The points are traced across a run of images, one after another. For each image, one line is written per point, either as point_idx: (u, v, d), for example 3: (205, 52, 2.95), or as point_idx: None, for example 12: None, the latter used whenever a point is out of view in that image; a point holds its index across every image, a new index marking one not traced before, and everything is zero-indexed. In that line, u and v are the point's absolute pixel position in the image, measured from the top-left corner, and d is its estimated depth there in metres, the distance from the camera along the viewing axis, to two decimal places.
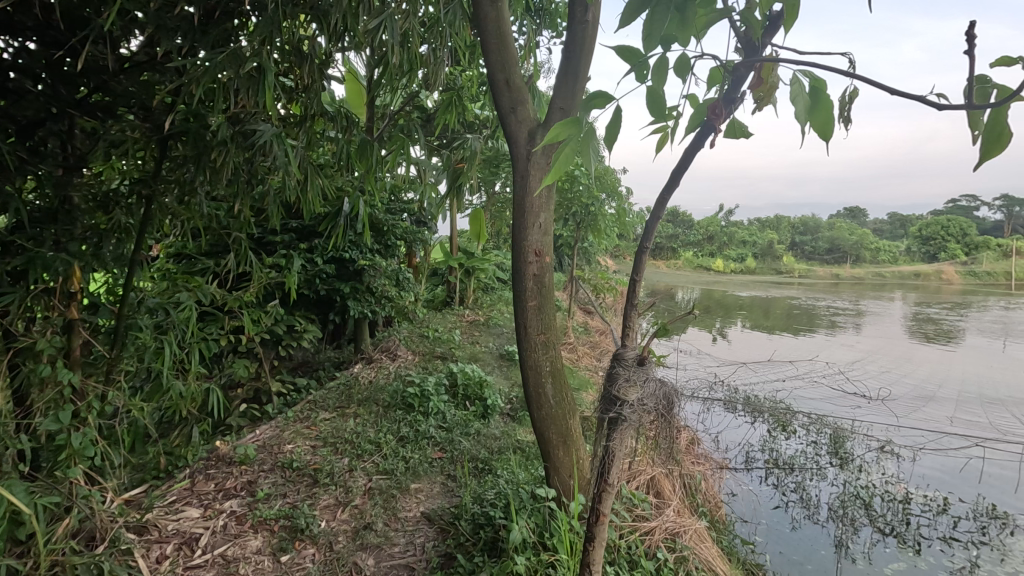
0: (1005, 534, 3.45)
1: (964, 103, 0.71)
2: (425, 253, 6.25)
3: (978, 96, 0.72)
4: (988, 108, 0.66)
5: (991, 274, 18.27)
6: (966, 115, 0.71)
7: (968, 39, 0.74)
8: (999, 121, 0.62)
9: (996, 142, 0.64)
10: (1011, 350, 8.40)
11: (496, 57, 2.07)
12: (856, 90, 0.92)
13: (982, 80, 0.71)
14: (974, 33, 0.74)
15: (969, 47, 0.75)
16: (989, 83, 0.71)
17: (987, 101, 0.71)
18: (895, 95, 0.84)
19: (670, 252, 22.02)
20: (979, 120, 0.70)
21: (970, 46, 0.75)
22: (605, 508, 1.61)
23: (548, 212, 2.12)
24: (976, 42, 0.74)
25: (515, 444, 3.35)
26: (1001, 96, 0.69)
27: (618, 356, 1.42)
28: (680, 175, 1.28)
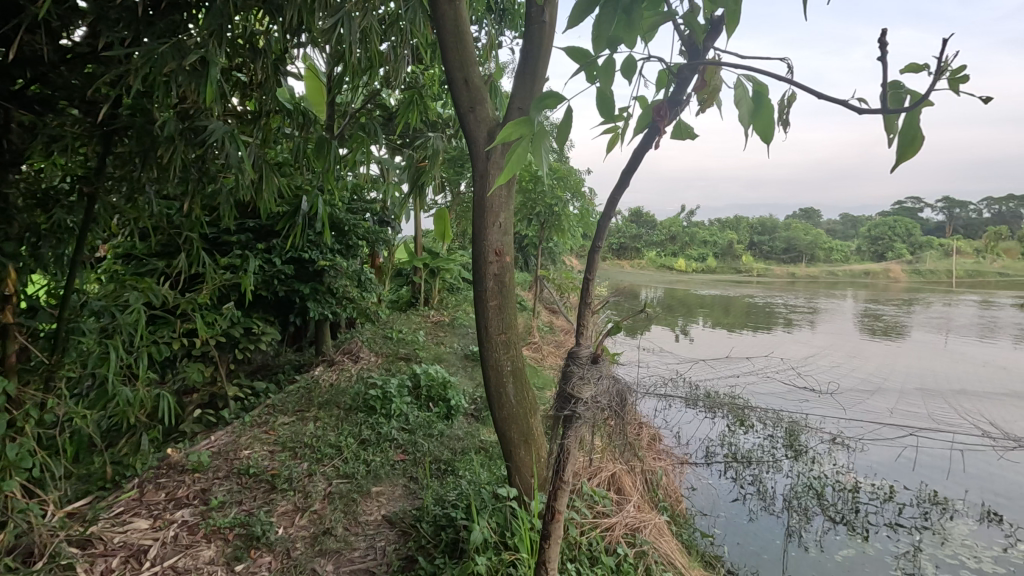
0: (945, 518, 3.63)
1: (881, 107, 0.75)
2: (389, 253, 6.17)
3: (891, 99, 0.77)
4: (902, 112, 0.70)
5: (935, 272, 19.22)
6: (883, 118, 0.75)
7: (879, 46, 0.79)
8: (911, 124, 0.66)
9: (909, 144, 0.67)
10: (952, 344, 8.86)
11: (453, 56, 2.07)
12: (793, 93, 0.96)
13: (894, 84, 0.76)
14: (886, 39, 0.79)
15: (882, 52, 0.80)
16: (902, 87, 0.76)
17: (899, 104, 0.76)
18: (823, 99, 0.88)
19: (635, 252, 22.37)
20: (894, 123, 0.75)
21: (885, 53, 0.80)
22: (560, 506, 1.62)
23: (508, 212, 2.12)
24: (887, 48, 0.78)
25: (478, 444, 3.35)
26: (910, 99, 0.73)
27: (574, 354, 1.43)
28: (630, 177, 1.30)
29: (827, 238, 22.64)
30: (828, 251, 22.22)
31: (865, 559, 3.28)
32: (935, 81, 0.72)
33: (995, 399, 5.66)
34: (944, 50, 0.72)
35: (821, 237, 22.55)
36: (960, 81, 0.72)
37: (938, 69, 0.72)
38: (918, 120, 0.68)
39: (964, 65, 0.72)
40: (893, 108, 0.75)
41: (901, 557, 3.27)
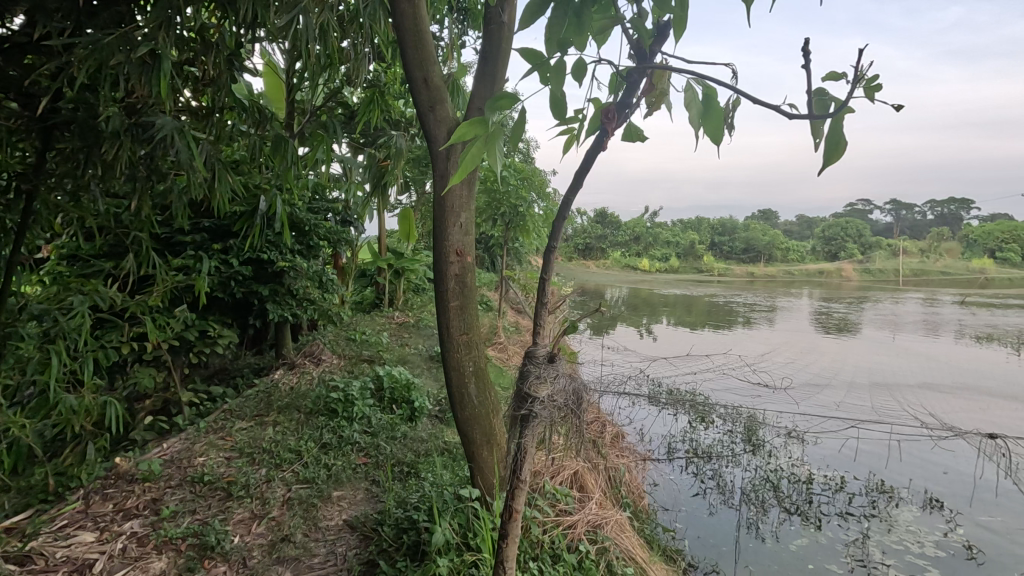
0: (891, 506, 3.80)
1: (809, 113, 0.79)
2: (351, 253, 6.07)
3: (815, 105, 0.81)
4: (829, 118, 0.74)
5: (883, 271, 20.12)
6: (809, 123, 0.79)
7: (803, 55, 0.84)
8: (835, 131, 0.70)
9: (835, 149, 0.71)
10: (899, 341, 9.29)
11: (413, 55, 2.05)
12: (738, 96, 1.00)
13: (817, 92, 0.80)
14: (809, 47, 0.83)
15: (805, 61, 0.86)
16: (827, 94, 0.79)
17: (823, 110, 0.81)
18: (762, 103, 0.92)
19: (600, 252, 22.58)
20: (819, 128, 0.79)
21: (810, 59, 0.84)
22: (518, 505, 1.63)
23: (468, 212, 2.12)
24: (811, 57, 0.83)
25: (442, 446, 3.32)
26: (833, 105, 0.78)
27: (530, 353, 1.44)
28: (582, 178, 1.31)
29: (784, 238, 23.41)
30: (785, 251, 22.98)
31: (817, 548, 3.40)
32: (851, 89, 0.77)
33: (937, 391, 5.96)
34: (861, 61, 0.77)
35: (778, 238, 23.29)
36: (874, 90, 0.78)
37: (855, 78, 0.77)
38: (840, 125, 0.72)
39: (878, 74, 0.77)
40: (817, 114, 0.79)
41: (851, 544, 3.41)
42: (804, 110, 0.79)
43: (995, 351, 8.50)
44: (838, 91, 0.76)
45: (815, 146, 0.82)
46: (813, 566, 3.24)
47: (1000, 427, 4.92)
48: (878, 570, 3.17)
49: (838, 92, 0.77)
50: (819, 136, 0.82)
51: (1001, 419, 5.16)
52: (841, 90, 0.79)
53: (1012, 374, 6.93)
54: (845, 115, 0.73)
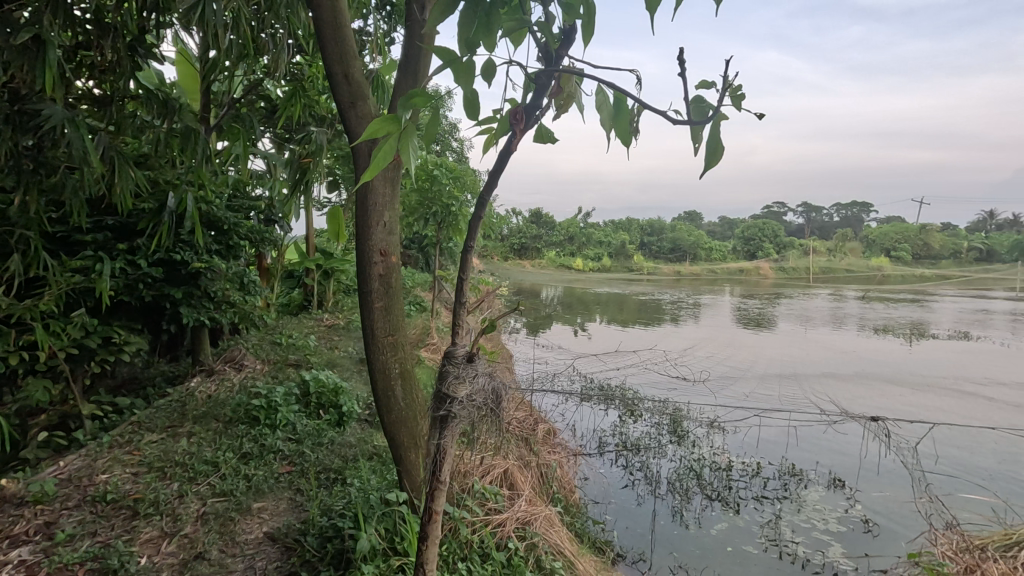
0: (801, 487, 4.09)
1: (689, 119, 0.87)
2: (276, 254, 5.82)
3: (694, 112, 0.90)
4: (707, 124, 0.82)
5: (796, 269, 21.59)
6: (690, 128, 0.88)
7: (679, 64, 0.93)
8: (713, 136, 0.76)
9: (713, 153, 0.77)
10: (810, 334, 10.00)
11: (333, 50, 1.99)
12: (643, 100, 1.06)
13: (694, 99, 0.89)
14: (685, 55, 0.93)
15: (681, 72, 0.95)
16: (704, 101, 0.88)
17: (700, 115, 0.89)
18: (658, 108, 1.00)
19: (535, 252, 22.79)
20: (698, 133, 0.88)
21: (684, 65, 0.94)
22: (437, 506, 1.61)
23: (393, 211, 2.08)
24: (685, 65, 0.94)
25: (371, 450, 3.25)
26: (708, 110, 0.86)
27: (449, 354, 1.42)
28: (495, 181, 1.31)
29: (708, 239, 24.60)
30: (708, 251, 24.16)
31: (735, 531, 3.61)
32: (721, 97, 0.87)
33: (840, 380, 6.48)
34: (727, 73, 0.87)
35: (702, 238, 24.45)
36: (741, 98, 0.87)
37: (724, 85, 0.86)
38: (718, 130, 0.80)
39: (741, 84, 0.87)
40: (695, 119, 0.88)
41: (765, 525, 3.64)
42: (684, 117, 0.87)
43: (891, 342, 9.31)
44: (712, 100, 0.85)
45: (696, 148, 0.91)
46: (732, 548, 3.44)
47: (892, 410, 5.43)
48: (789, 548, 3.40)
49: (713, 100, 0.85)
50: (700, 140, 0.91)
51: (893, 403, 5.68)
52: (714, 98, 0.87)
53: (904, 362, 7.62)
54: (720, 121, 0.82)
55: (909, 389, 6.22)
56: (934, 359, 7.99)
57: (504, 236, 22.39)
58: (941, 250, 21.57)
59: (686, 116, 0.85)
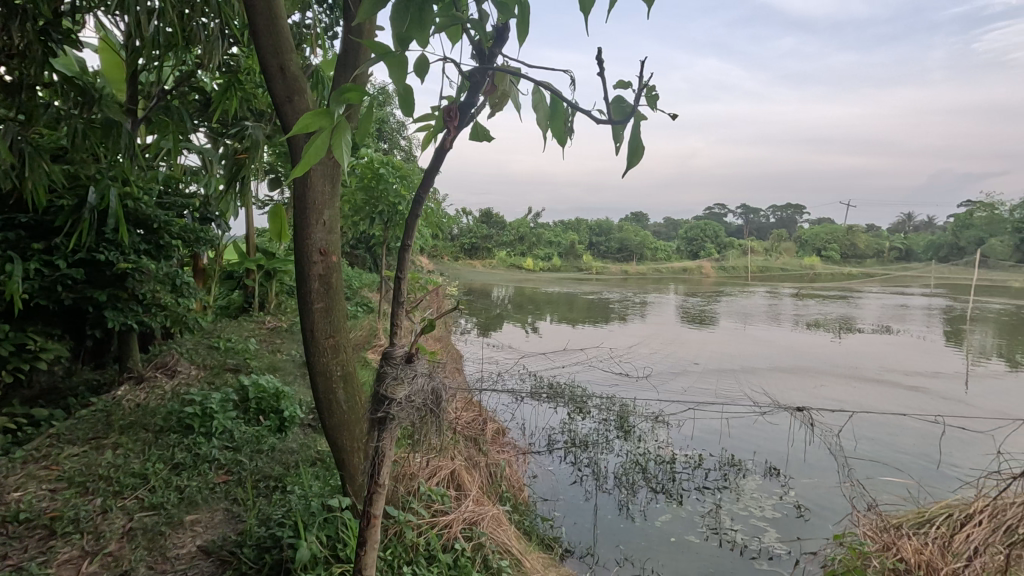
0: (739, 476, 4.27)
1: (609, 119, 0.92)
2: (214, 254, 5.56)
3: (614, 111, 0.95)
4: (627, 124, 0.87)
5: (736, 268, 22.52)
6: (612, 128, 0.93)
7: (598, 65, 0.98)
8: (633, 135, 0.81)
9: (634, 152, 0.83)
10: (748, 330, 10.46)
11: (267, 42, 1.92)
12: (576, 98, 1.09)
13: (614, 100, 0.94)
14: (602, 55, 0.98)
15: (599, 72, 1.00)
16: (623, 99, 0.93)
17: (621, 115, 0.94)
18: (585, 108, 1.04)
19: (486, 252, 22.75)
20: (620, 131, 0.93)
21: (602, 64, 1.00)
22: (377, 510, 1.58)
23: (333, 209, 2.01)
24: (603, 65, 0.98)
25: (314, 455, 3.15)
26: (627, 109, 0.91)
27: (387, 355, 1.40)
28: (431, 179, 1.30)
29: (653, 240, 25.29)
30: (654, 250, 24.84)
31: (678, 522, 3.73)
32: (638, 97, 0.93)
33: (775, 374, 6.81)
34: (643, 74, 0.93)
35: (648, 238, 25.11)
36: (654, 98, 0.94)
37: (639, 85, 0.92)
38: (638, 130, 0.85)
39: (655, 85, 0.94)
40: (617, 118, 0.93)
41: (706, 515, 3.78)
42: (607, 116, 0.91)
43: (822, 336, 9.86)
44: (631, 102, 0.90)
45: (617, 146, 0.96)
46: (675, 539, 3.54)
47: (821, 401, 5.76)
48: (728, 536, 3.54)
49: (632, 101, 0.91)
50: (621, 139, 0.96)
51: (822, 393, 6.02)
52: (632, 98, 0.93)
53: (833, 356, 8.09)
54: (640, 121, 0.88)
55: (837, 380, 6.61)
56: (860, 352, 8.51)
57: (454, 235, 22.24)
58: (866, 250, 23.05)
59: (609, 116, 0.90)
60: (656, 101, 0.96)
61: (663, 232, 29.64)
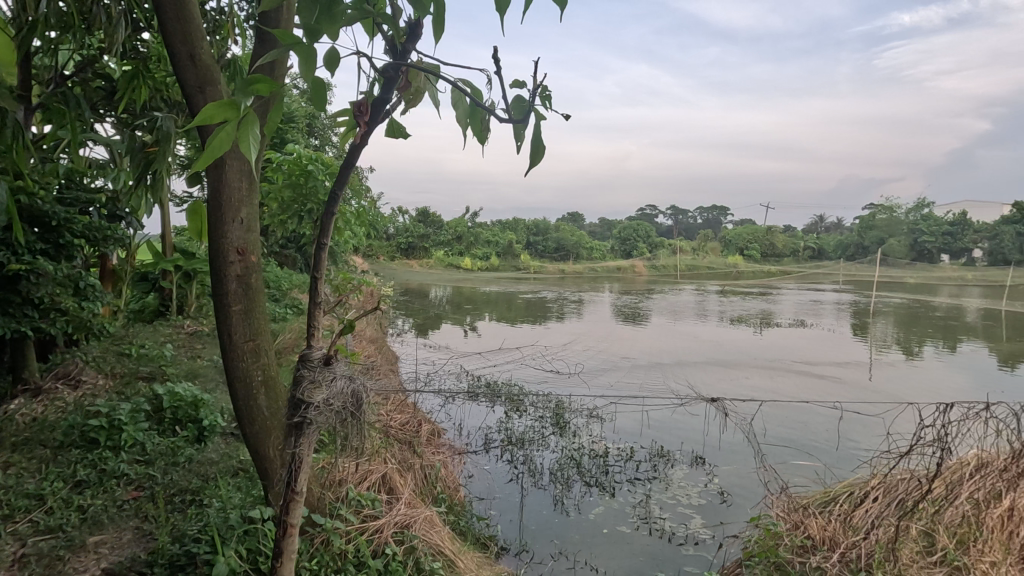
0: (667, 467, 4.44)
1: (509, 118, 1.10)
2: (125, 254, 5.16)
3: (515, 109, 1.14)
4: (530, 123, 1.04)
5: (667, 267, 23.39)
6: (515, 126, 1.11)
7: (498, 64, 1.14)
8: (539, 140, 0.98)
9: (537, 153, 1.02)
10: (678, 326, 10.91)
11: (175, 27, 1.80)
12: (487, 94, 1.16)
13: (514, 100, 1.13)
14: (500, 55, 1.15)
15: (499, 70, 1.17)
16: (522, 98, 1.11)
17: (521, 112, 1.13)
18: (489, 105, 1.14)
19: (423, 252, 22.41)
20: (522, 129, 1.12)
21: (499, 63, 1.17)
22: (294, 519, 1.54)
23: (252, 206, 1.90)
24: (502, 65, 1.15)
25: (237, 465, 3.00)
26: (528, 108, 1.11)
27: (304, 358, 1.36)
28: (346, 176, 1.27)
29: (589, 240, 25.83)
30: (590, 250, 25.40)
31: (610, 514, 3.83)
32: (533, 98, 1.13)
33: (701, 367, 7.14)
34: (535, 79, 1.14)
35: (583, 238, 25.62)
36: (548, 98, 1.14)
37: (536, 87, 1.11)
38: (538, 132, 1.05)
39: (546, 87, 1.14)
40: (517, 116, 1.12)
41: (637, 506, 3.91)
42: (508, 115, 1.10)
43: (745, 331, 10.44)
44: (527, 103, 1.10)
45: (519, 143, 1.14)
46: (607, 530, 3.64)
47: (742, 391, 6.11)
48: (657, 524, 3.69)
49: (528, 102, 1.11)
50: (522, 132, 1.15)
51: (743, 384, 6.39)
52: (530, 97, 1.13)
53: (754, 348, 8.59)
54: (537, 121, 1.08)
55: (756, 372, 7.03)
56: (778, 345, 9.08)
57: (390, 235, 21.78)
58: (783, 249, 24.61)
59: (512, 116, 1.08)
60: (548, 99, 1.17)
61: (599, 232, 30.39)
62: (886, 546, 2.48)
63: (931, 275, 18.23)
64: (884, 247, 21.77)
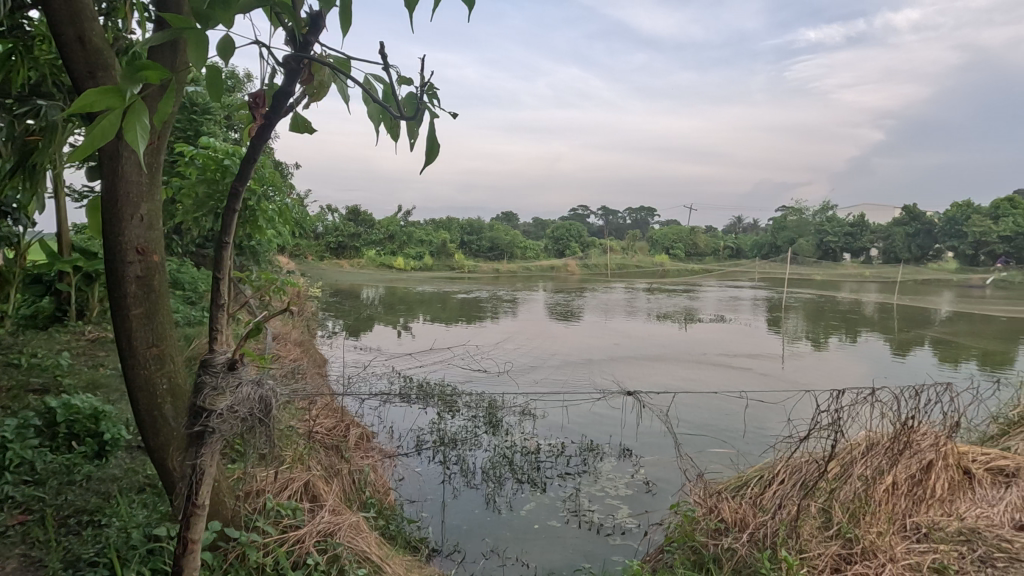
0: (597, 460, 4.56)
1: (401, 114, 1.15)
2: (13, 254, 4.68)
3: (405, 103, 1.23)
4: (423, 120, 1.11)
5: (598, 266, 24.00)
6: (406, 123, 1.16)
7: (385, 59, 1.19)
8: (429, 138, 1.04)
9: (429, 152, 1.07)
10: (609, 323, 11.21)
11: (59, 5, 1.63)
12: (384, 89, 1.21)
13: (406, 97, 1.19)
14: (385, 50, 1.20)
15: (387, 67, 1.23)
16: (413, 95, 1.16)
17: (411, 108, 1.22)
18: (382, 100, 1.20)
19: (354, 251, 21.75)
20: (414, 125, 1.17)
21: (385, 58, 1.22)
22: (195, 534, 1.49)
23: (154, 202, 1.75)
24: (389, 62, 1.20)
25: (144, 480, 2.79)
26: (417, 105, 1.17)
27: (206, 363, 1.33)
28: (248, 170, 1.24)
29: (522, 240, 26.07)
30: (524, 250, 25.63)
31: (541, 509, 3.88)
32: (423, 95, 1.19)
33: (629, 363, 7.40)
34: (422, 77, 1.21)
35: (517, 238, 25.81)
36: (433, 94, 1.23)
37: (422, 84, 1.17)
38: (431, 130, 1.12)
39: (433, 84, 1.21)
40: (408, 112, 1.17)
41: (567, 499, 3.99)
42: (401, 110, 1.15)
43: (671, 327, 10.90)
44: (419, 103, 1.15)
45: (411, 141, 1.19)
46: (538, 526, 3.69)
47: (666, 385, 6.39)
48: (586, 517, 3.78)
49: (418, 101, 1.14)
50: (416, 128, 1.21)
51: (667, 378, 6.69)
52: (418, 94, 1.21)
53: (678, 343, 9.00)
54: (430, 120, 1.14)
55: (680, 365, 7.36)
56: (701, 340, 9.55)
57: (318, 233, 21.00)
58: (705, 249, 25.93)
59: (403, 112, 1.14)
60: (434, 96, 1.24)
61: (533, 232, 30.74)
62: (789, 524, 2.64)
63: (836, 272, 19.78)
64: (794, 247, 23.43)
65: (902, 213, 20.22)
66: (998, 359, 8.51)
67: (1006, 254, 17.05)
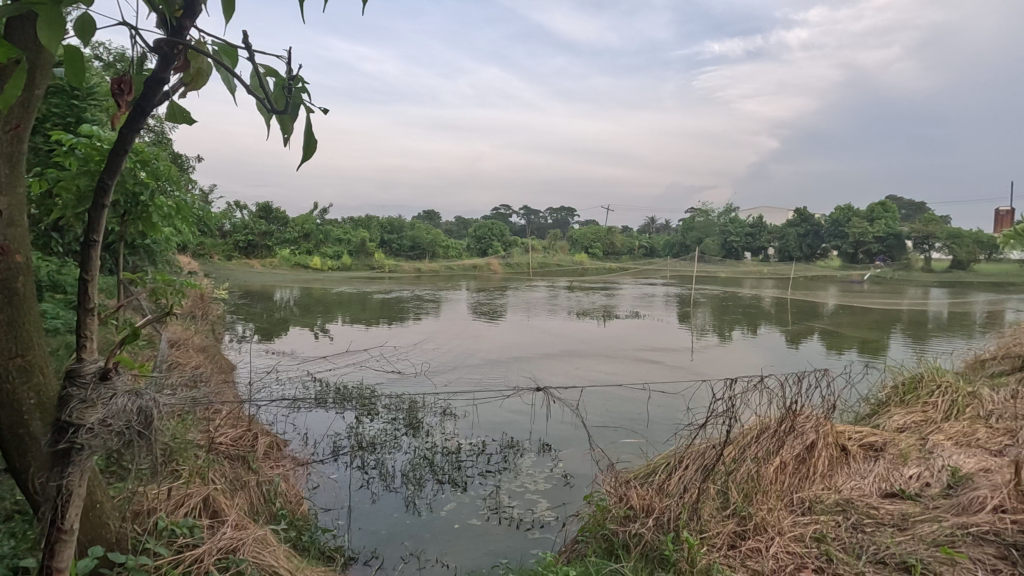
0: (517, 456, 4.61)
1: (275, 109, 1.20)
2: None
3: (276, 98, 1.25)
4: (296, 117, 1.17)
5: (520, 265, 24.28)
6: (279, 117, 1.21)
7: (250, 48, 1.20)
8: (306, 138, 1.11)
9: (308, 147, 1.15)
10: (530, 322, 11.37)
11: None
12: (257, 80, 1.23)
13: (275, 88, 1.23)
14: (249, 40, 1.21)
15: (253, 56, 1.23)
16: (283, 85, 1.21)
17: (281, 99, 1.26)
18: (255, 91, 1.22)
19: (266, 250, 20.57)
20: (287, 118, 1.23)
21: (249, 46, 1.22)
22: (60, 563, 1.40)
23: (15, 192, 1.50)
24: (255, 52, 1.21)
25: (12, 508, 2.49)
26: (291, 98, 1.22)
27: (73, 373, 1.24)
28: (118, 160, 1.17)
29: (444, 239, 25.82)
30: (446, 249, 25.43)
31: (461, 508, 3.87)
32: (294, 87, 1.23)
33: (549, 359, 7.56)
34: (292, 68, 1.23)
35: (439, 237, 25.55)
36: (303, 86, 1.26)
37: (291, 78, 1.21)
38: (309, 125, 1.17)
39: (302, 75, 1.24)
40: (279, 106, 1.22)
41: (488, 497, 4.00)
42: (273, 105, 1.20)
43: (590, 323, 11.25)
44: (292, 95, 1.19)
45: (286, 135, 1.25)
46: (458, 526, 3.68)
47: (583, 380, 6.59)
48: (506, 513, 3.82)
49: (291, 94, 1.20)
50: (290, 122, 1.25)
51: (585, 373, 6.90)
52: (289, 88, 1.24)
53: (596, 339, 9.30)
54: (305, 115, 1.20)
55: (596, 361, 7.61)
56: (617, 335, 9.93)
57: (225, 231, 19.63)
58: (622, 248, 26.96)
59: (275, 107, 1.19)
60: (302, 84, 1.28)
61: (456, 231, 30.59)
62: (690, 507, 2.82)
63: (738, 270, 21.26)
64: (702, 246, 24.92)
65: (795, 215, 22.09)
66: (874, 347, 9.51)
67: (881, 253, 19.08)
